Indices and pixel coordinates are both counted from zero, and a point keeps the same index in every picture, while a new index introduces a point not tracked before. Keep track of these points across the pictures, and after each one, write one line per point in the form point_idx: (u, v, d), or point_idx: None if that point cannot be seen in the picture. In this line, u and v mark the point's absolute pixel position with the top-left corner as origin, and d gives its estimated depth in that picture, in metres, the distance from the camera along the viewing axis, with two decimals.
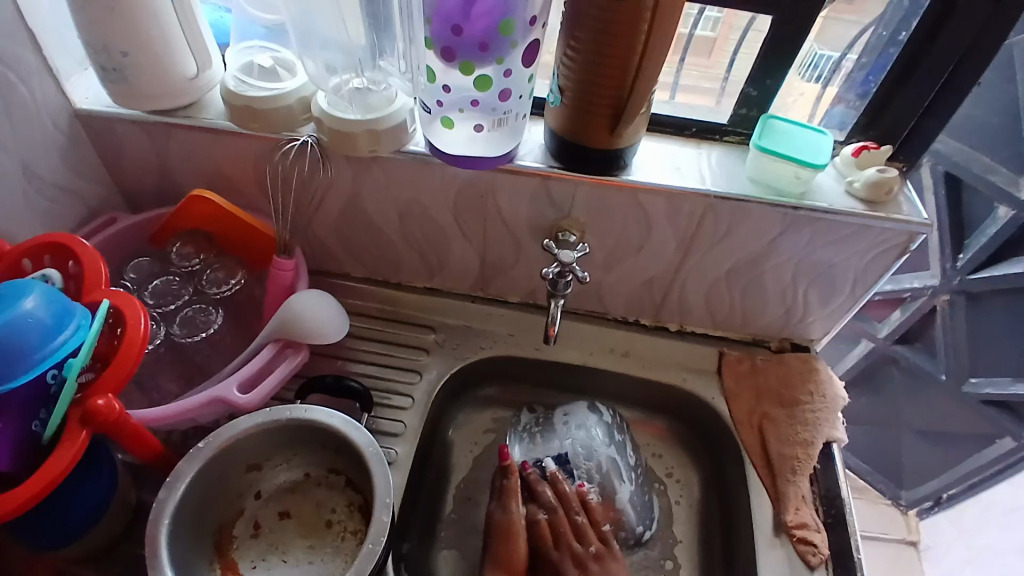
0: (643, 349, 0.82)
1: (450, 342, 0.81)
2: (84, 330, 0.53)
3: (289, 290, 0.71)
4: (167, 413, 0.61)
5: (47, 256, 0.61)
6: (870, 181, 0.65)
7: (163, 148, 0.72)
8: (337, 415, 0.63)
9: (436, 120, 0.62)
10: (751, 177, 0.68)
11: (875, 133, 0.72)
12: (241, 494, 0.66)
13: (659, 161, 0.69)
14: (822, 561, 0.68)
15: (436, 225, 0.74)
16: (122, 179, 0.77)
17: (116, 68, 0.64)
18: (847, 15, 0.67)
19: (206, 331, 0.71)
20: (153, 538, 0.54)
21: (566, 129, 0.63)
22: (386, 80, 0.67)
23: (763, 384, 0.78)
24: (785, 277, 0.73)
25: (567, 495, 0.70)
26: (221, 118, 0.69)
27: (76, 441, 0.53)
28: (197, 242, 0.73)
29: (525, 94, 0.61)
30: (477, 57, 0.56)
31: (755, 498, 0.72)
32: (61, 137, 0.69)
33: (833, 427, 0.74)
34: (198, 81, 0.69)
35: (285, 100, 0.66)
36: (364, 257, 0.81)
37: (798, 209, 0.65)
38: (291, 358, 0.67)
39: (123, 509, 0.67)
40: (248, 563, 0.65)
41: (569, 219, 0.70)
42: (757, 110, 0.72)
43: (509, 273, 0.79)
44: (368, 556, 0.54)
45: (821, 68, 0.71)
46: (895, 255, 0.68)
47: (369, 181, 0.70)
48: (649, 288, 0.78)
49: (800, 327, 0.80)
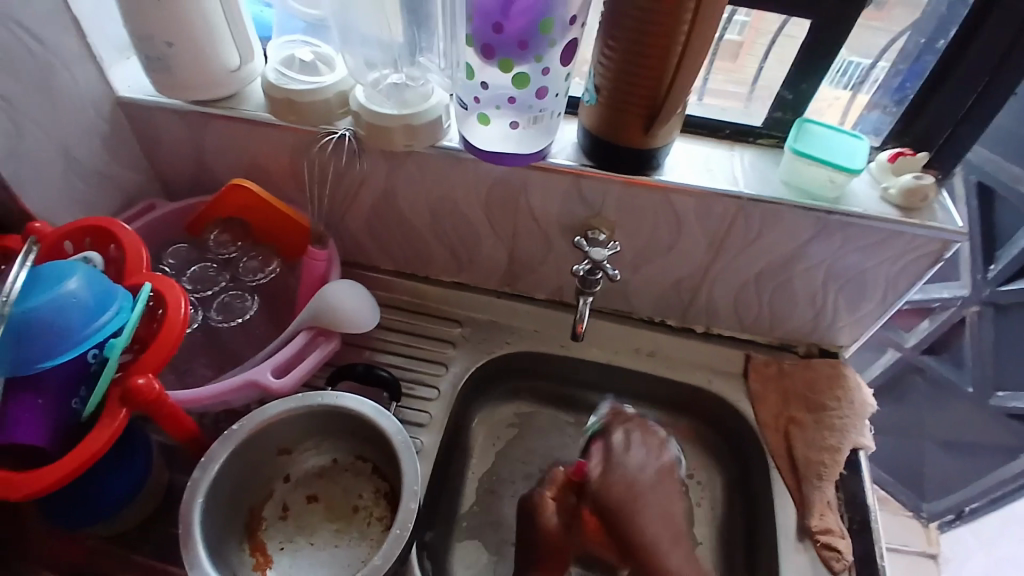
0: (669, 350, 0.82)
1: (476, 336, 0.82)
2: (126, 312, 0.55)
3: (321, 280, 0.72)
4: (204, 394, 0.62)
5: (87, 239, 0.63)
6: (905, 187, 0.65)
7: (201, 138, 0.74)
8: (367, 402, 0.64)
9: (472, 116, 0.63)
10: (785, 180, 0.68)
11: (910, 139, 0.71)
12: (271, 477, 0.68)
13: (691, 162, 0.69)
14: (845, 567, 0.67)
15: (467, 220, 0.75)
16: (161, 167, 0.79)
17: (159, 57, 0.66)
18: (875, 22, 0.66)
19: (241, 317, 0.73)
20: (187, 516, 0.56)
21: (600, 128, 0.63)
22: (425, 76, 0.68)
23: (789, 387, 0.78)
24: (815, 282, 0.73)
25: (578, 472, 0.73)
26: (260, 110, 0.71)
27: (116, 419, 0.54)
28: (235, 230, 0.75)
29: (561, 93, 0.62)
30: (516, 54, 0.57)
31: (779, 503, 0.72)
32: (102, 123, 0.71)
33: (860, 434, 0.74)
34: (239, 73, 0.70)
35: (324, 94, 0.67)
36: (394, 250, 0.82)
37: (831, 214, 0.65)
38: (322, 347, 0.69)
39: (156, 488, 0.69)
40: (276, 544, 0.66)
41: (599, 217, 0.70)
42: (791, 114, 0.72)
43: (538, 270, 0.80)
44: (396, 541, 0.56)
45: (851, 75, 0.71)
46: (929, 263, 0.68)
47: (403, 175, 0.71)
48: (676, 289, 0.78)
49: (828, 332, 0.79)
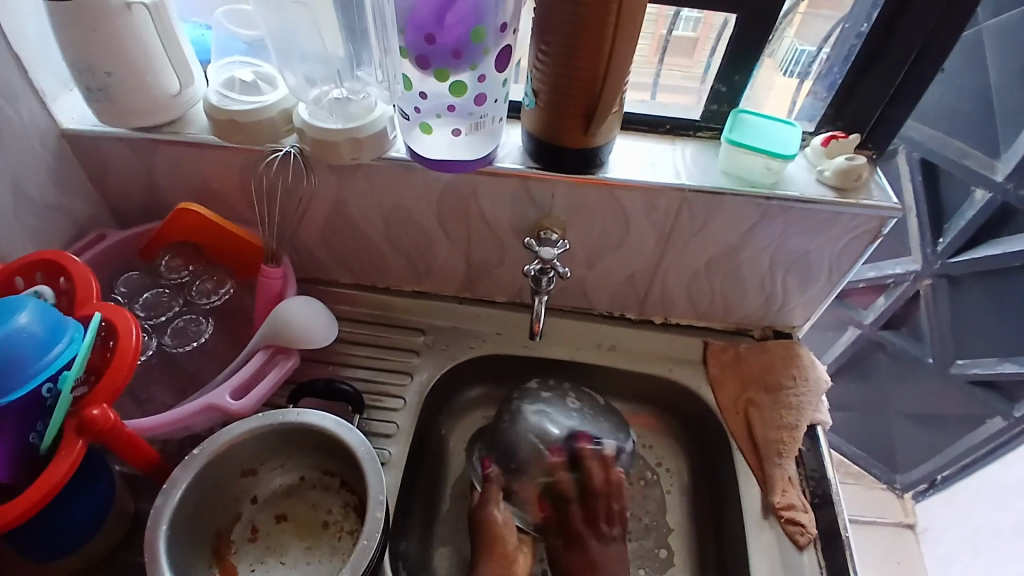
0: (630, 343, 0.84)
1: (439, 343, 0.83)
2: (78, 342, 0.54)
3: (277, 298, 0.72)
4: (162, 422, 0.62)
5: (39, 272, 0.63)
6: (839, 169, 0.67)
7: (150, 164, 0.74)
8: (329, 417, 0.64)
9: (415, 126, 0.64)
10: (725, 169, 0.70)
11: (842, 123, 0.74)
12: (237, 499, 0.67)
13: (635, 158, 0.71)
14: (810, 541, 0.69)
15: (421, 229, 0.76)
16: (111, 195, 0.78)
17: (101, 87, 0.66)
18: (824, 9, 0.70)
19: (197, 340, 0.72)
20: (153, 544, 0.56)
21: (541, 131, 0.65)
22: (364, 89, 0.69)
23: (747, 370, 0.80)
24: (762, 267, 0.75)
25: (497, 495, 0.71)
26: (205, 132, 0.71)
27: (73, 451, 0.54)
28: (185, 253, 0.74)
29: (501, 98, 0.63)
30: (452, 63, 0.58)
31: (744, 483, 0.74)
32: (49, 156, 0.70)
33: (816, 410, 0.76)
34: (181, 97, 0.70)
35: (269, 112, 0.67)
36: (351, 263, 0.82)
37: (770, 199, 0.67)
38: (281, 364, 0.69)
39: (122, 519, 0.68)
40: (246, 566, 0.66)
41: (549, 217, 0.71)
42: (728, 105, 0.74)
43: (495, 274, 0.81)
44: (363, 552, 0.56)
45: (801, 63, 0.74)
46: (867, 241, 0.70)
47: (353, 189, 0.72)
48: (631, 283, 0.80)
49: (780, 315, 0.82)
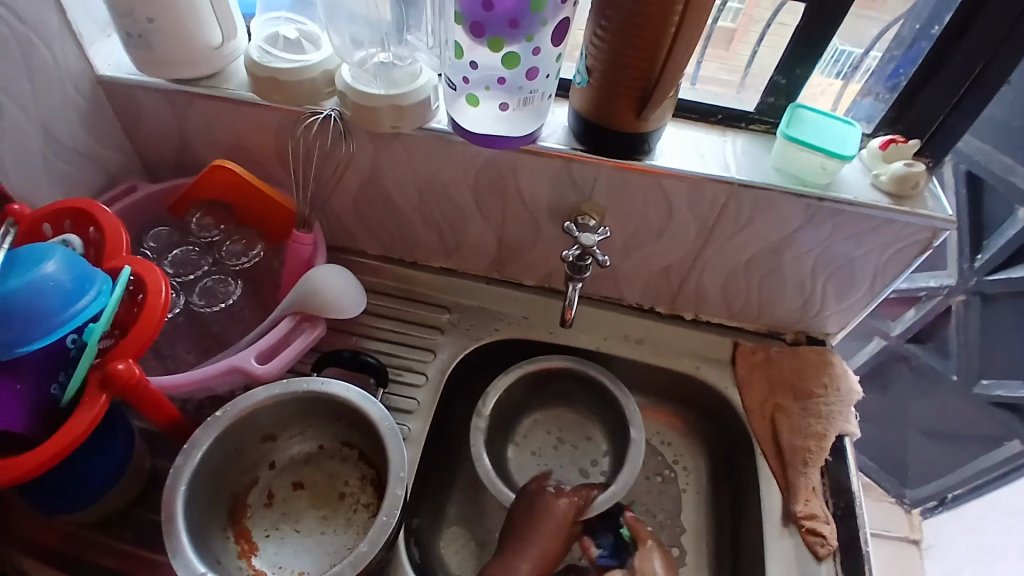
0: (658, 337, 0.82)
1: (464, 322, 0.82)
2: (104, 296, 0.54)
3: (307, 265, 0.71)
4: (185, 380, 0.61)
5: (67, 221, 0.62)
6: (897, 175, 0.64)
7: (185, 119, 0.72)
8: (353, 389, 0.63)
9: (460, 97, 0.62)
10: (776, 166, 0.67)
11: (901, 127, 0.70)
12: (256, 464, 0.67)
13: (683, 147, 0.68)
14: (829, 553, 0.68)
15: (455, 204, 0.74)
16: (143, 147, 0.77)
17: (140, 34, 0.64)
18: (868, 11, 0.66)
19: (225, 301, 0.71)
20: (171, 501, 0.56)
21: (591, 111, 0.62)
22: (412, 55, 0.66)
23: (776, 374, 0.78)
24: (804, 270, 0.73)
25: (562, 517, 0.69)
26: (244, 89, 0.69)
27: (97, 404, 0.54)
28: (217, 213, 0.73)
29: (552, 74, 0.60)
30: (507, 34, 0.55)
31: (765, 489, 0.73)
32: (82, 102, 0.69)
33: (846, 420, 0.74)
34: (221, 51, 0.68)
35: (309, 73, 0.65)
36: (382, 235, 0.81)
37: (822, 201, 0.65)
38: (307, 332, 0.67)
39: (139, 473, 0.68)
40: (261, 531, 0.66)
41: (589, 202, 0.69)
42: (785, 99, 0.71)
43: (526, 255, 0.79)
44: (381, 528, 0.55)
45: (842, 64, 0.70)
46: (918, 251, 0.67)
47: (390, 157, 0.70)
48: (665, 276, 0.78)
49: (816, 321, 0.79)
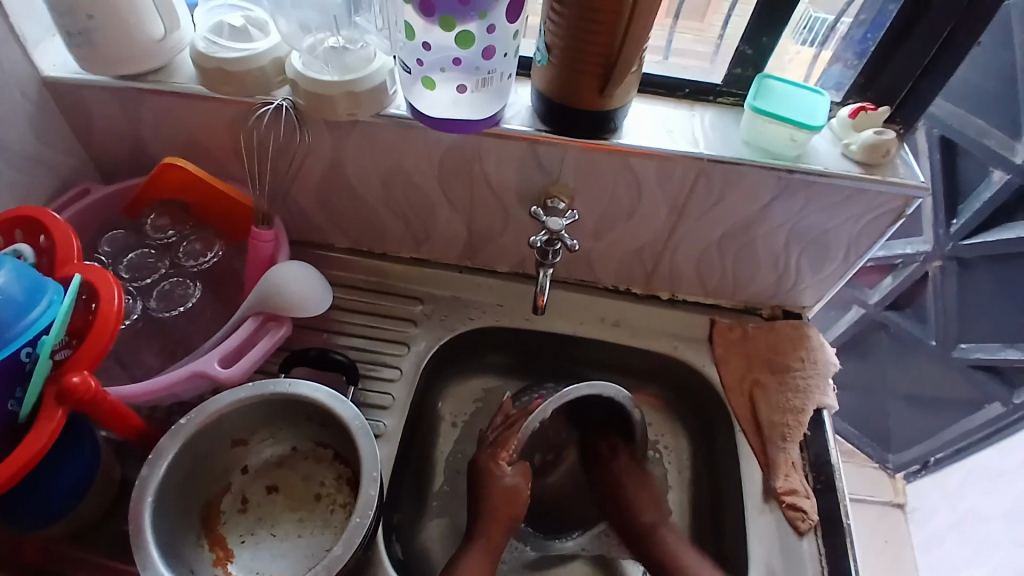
0: (634, 318, 0.81)
1: (438, 313, 0.80)
2: (56, 306, 0.51)
3: (269, 262, 0.68)
4: (147, 388, 0.59)
5: (19, 230, 0.59)
6: (867, 143, 0.63)
7: (134, 116, 0.69)
8: (322, 389, 0.61)
9: (416, 81, 0.59)
10: (746, 140, 0.66)
11: (872, 94, 0.69)
12: (226, 470, 0.65)
13: (650, 123, 0.66)
14: (810, 527, 0.68)
15: (421, 192, 0.72)
16: (95, 149, 0.74)
17: (82, 33, 0.61)
18: None
19: (184, 305, 0.69)
20: (137, 516, 0.54)
21: (553, 90, 0.60)
22: (363, 38, 0.64)
23: (754, 350, 0.78)
24: (778, 244, 0.72)
25: (508, 486, 0.69)
26: (193, 82, 0.66)
27: (53, 420, 0.51)
28: (174, 212, 0.71)
29: (510, 52, 0.58)
30: (458, 12, 0.53)
31: (745, 466, 0.72)
32: (30, 106, 0.65)
33: (824, 393, 0.74)
34: (166, 42, 0.65)
35: (257, 61, 0.62)
36: (349, 228, 0.79)
37: (793, 172, 0.63)
38: (273, 332, 0.65)
39: (108, 486, 0.66)
40: (236, 537, 0.64)
41: (557, 184, 0.68)
42: (752, 69, 0.69)
43: (498, 242, 0.77)
44: (356, 530, 0.54)
45: (816, 31, 0.69)
46: (889, 220, 0.67)
47: (350, 147, 0.68)
48: (639, 256, 0.76)
49: (792, 294, 0.79)
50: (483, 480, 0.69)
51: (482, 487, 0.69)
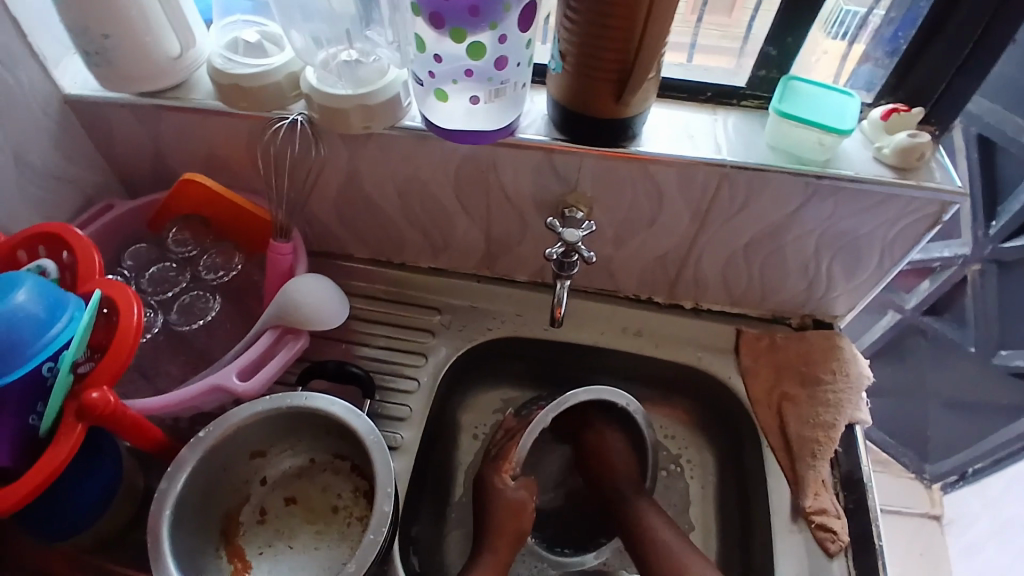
0: (657, 328, 0.79)
1: (456, 323, 0.79)
2: (77, 322, 0.52)
3: (288, 275, 0.69)
4: (167, 401, 0.59)
5: (42, 246, 0.60)
6: (900, 147, 0.60)
7: (155, 132, 0.70)
8: (338, 403, 0.61)
9: (429, 93, 0.58)
10: (771, 144, 0.64)
11: (903, 95, 0.66)
12: (246, 481, 0.65)
13: (671, 129, 0.65)
14: (841, 549, 0.65)
15: (437, 203, 0.71)
16: (121, 164, 0.75)
17: (98, 51, 0.62)
18: None
19: (203, 318, 0.70)
20: (156, 528, 0.54)
21: (569, 99, 0.59)
22: (375, 51, 0.63)
23: (782, 361, 0.75)
24: (806, 251, 0.69)
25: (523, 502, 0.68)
26: (209, 98, 0.67)
27: (73, 434, 0.52)
28: (194, 227, 0.72)
29: (525, 61, 0.57)
30: (469, 23, 0.52)
31: (772, 482, 0.70)
32: (51, 124, 0.67)
33: (856, 408, 0.71)
34: (182, 61, 0.66)
35: (273, 76, 0.63)
36: (368, 239, 0.79)
37: (821, 178, 0.61)
38: (290, 345, 0.65)
39: (133, 495, 0.67)
40: (255, 549, 0.64)
41: (575, 193, 0.66)
42: (777, 72, 0.67)
43: (515, 251, 0.76)
44: (369, 548, 0.54)
45: (847, 25, 0.66)
46: (925, 227, 0.64)
47: (366, 160, 0.68)
48: (661, 265, 0.75)
49: (822, 302, 0.76)
50: (500, 492, 0.68)
51: (497, 500, 0.68)
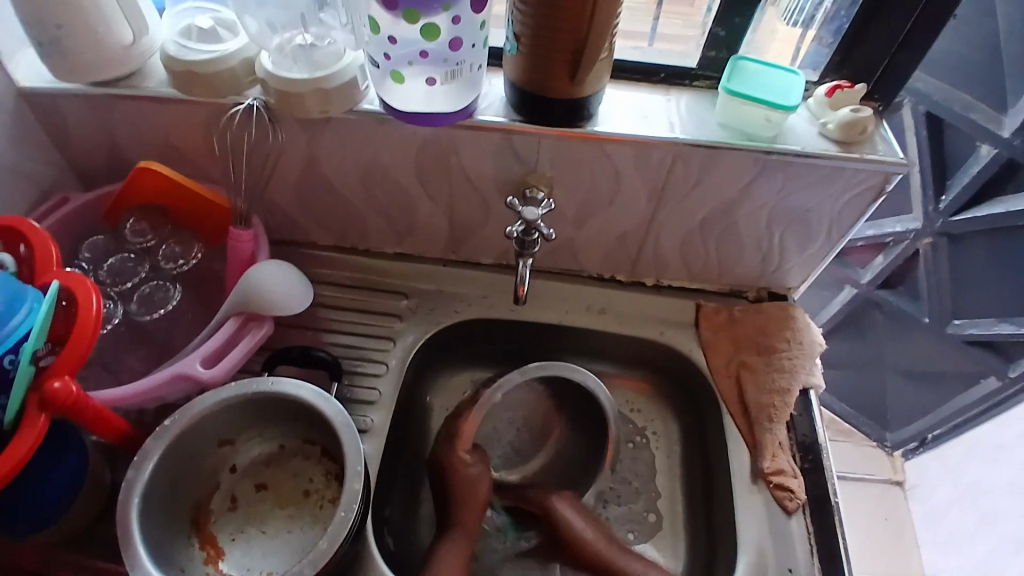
0: (620, 305, 0.81)
1: (423, 307, 0.80)
2: (36, 313, 0.52)
3: (250, 262, 0.69)
4: (130, 392, 0.59)
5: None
6: (843, 121, 0.63)
7: (109, 122, 0.69)
8: (306, 387, 0.62)
9: (385, 76, 0.59)
10: (721, 122, 0.65)
11: (847, 71, 0.69)
12: (216, 470, 0.66)
13: (625, 108, 0.66)
14: (798, 506, 0.68)
15: (400, 187, 0.72)
16: (76, 157, 0.74)
17: (52, 41, 0.61)
18: None
19: (165, 308, 0.70)
20: (126, 517, 0.54)
21: (525, 79, 0.60)
22: (330, 34, 0.63)
23: (741, 333, 0.78)
24: (759, 225, 0.72)
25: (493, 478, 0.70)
26: (164, 86, 0.66)
27: (35, 427, 0.52)
28: (152, 217, 0.70)
29: (479, 43, 0.58)
30: (421, 4, 0.52)
31: (732, 447, 0.73)
32: (6, 118, 0.65)
33: (810, 374, 0.74)
34: (134, 49, 0.64)
35: (228, 62, 0.62)
36: (331, 226, 0.79)
37: (769, 153, 0.63)
38: (255, 331, 0.65)
39: (100, 489, 0.67)
40: (227, 536, 0.65)
41: (535, 174, 0.67)
42: (726, 51, 0.69)
43: (480, 234, 0.77)
44: (341, 524, 0.55)
45: (805, 12, 0.68)
46: (870, 199, 0.67)
47: (325, 145, 0.68)
48: (622, 245, 0.76)
49: (777, 276, 0.79)
50: (470, 469, 0.70)
51: (467, 478, 0.69)
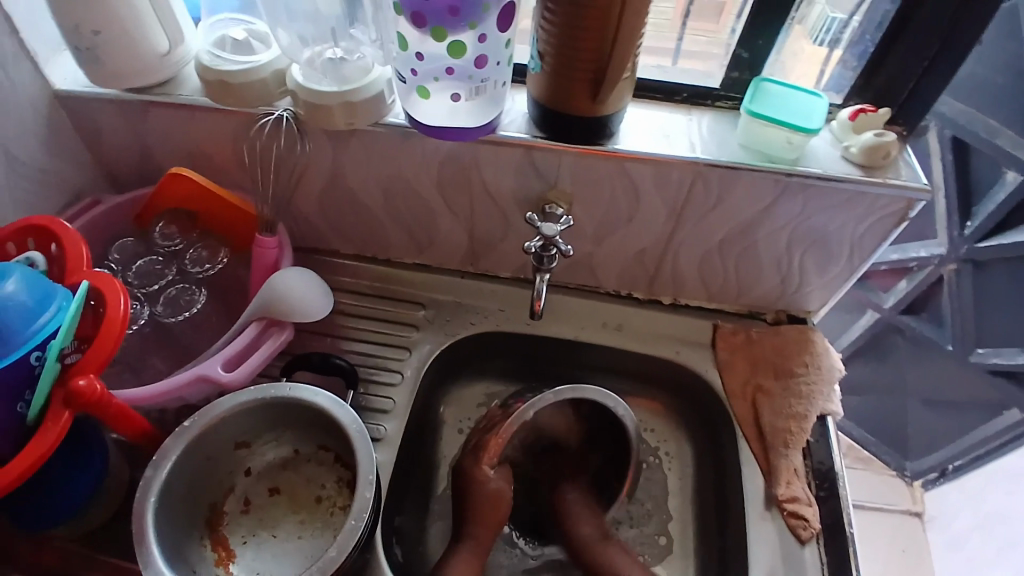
0: (636, 323, 0.81)
1: (440, 318, 0.80)
2: (64, 312, 0.53)
3: (272, 268, 0.70)
4: (152, 392, 0.60)
5: (32, 239, 0.61)
6: (866, 145, 0.63)
7: (142, 128, 0.71)
8: (322, 394, 0.62)
9: (412, 91, 0.60)
10: (743, 143, 0.66)
11: (872, 95, 0.68)
12: (230, 472, 0.66)
13: (647, 127, 0.67)
14: (812, 536, 0.67)
15: (421, 199, 0.73)
16: (108, 161, 0.76)
17: (89, 48, 0.63)
18: None
19: (189, 310, 0.71)
20: (141, 515, 0.55)
21: (548, 97, 0.60)
22: (358, 49, 0.65)
23: (758, 354, 0.77)
24: (779, 247, 0.71)
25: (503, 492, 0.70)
26: (197, 94, 0.68)
27: (59, 422, 0.53)
28: (181, 221, 0.73)
29: (503, 61, 0.59)
30: (449, 22, 0.54)
31: (746, 471, 0.72)
32: (42, 121, 0.68)
33: (828, 400, 0.73)
34: (171, 57, 0.67)
35: (259, 74, 0.64)
36: (352, 235, 0.80)
37: (791, 175, 0.63)
38: (274, 337, 0.66)
39: (117, 487, 0.68)
40: (239, 538, 0.66)
41: (555, 190, 0.68)
42: (749, 73, 0.69)
43: (498, 248, 0.78)
44: (351, 532, 0.55)
45: (831, 31, 0.68)
46: (892, 224, 0.66)
47: (349, 157, 0.69)
48: (640, 263, 0.77)
49: (796, 298, 0.78)
50: (481, 482, 0.70)
51: (478, 492, 0.69)
